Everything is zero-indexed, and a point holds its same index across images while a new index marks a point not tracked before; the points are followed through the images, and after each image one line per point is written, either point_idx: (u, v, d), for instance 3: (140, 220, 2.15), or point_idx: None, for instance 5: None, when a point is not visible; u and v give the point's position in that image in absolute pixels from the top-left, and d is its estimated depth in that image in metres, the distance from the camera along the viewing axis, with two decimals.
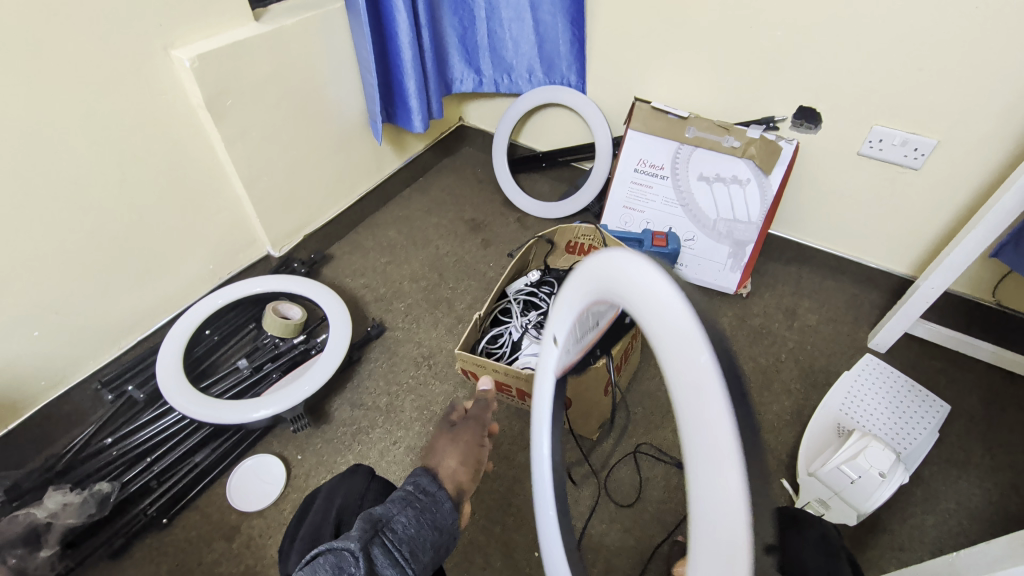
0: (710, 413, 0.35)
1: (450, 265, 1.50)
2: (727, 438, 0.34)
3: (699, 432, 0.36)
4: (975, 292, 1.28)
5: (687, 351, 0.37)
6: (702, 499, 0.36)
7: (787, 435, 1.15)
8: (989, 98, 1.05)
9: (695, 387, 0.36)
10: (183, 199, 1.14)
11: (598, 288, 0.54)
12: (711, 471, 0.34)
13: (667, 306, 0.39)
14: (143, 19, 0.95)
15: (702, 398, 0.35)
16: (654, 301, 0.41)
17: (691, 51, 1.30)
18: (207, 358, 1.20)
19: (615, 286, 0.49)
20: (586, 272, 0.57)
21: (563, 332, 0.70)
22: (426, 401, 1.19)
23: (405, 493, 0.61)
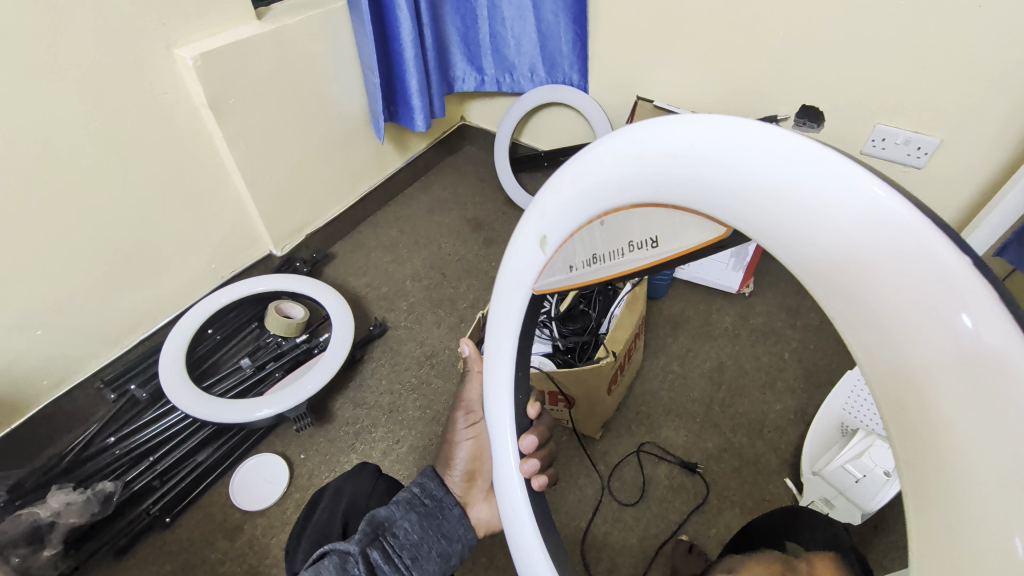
0: (928, 272, 0.26)
1: (453, 264, 1.49)
2: (966, 288, 0.25)
3: (905, 304, 0.27)
4: None
5: (857, 195, 0.28)
6: (936, 393, 0.26)
7: (790, 434, 1.14)
8: (992, 97, 1.05)
9: (886, 243, 0.27)
10: (186, 198, 1.14)
11: (610, 192, 0.41)
12: (956, 346, 0.25)
13: (797, 156, 0.30)
14: (147, 17, 0.95)
15: (911, 252, 0.27)
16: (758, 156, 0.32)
17: (694, 50, 1.30)
18: (209, 357, 1.20)
19: (655, 173, 0.38)
20: (603, 169, 0.41)
21: (558, 232, 0.47)
22: (428, 400, 1.19)
23: (406, 495, 0.61)
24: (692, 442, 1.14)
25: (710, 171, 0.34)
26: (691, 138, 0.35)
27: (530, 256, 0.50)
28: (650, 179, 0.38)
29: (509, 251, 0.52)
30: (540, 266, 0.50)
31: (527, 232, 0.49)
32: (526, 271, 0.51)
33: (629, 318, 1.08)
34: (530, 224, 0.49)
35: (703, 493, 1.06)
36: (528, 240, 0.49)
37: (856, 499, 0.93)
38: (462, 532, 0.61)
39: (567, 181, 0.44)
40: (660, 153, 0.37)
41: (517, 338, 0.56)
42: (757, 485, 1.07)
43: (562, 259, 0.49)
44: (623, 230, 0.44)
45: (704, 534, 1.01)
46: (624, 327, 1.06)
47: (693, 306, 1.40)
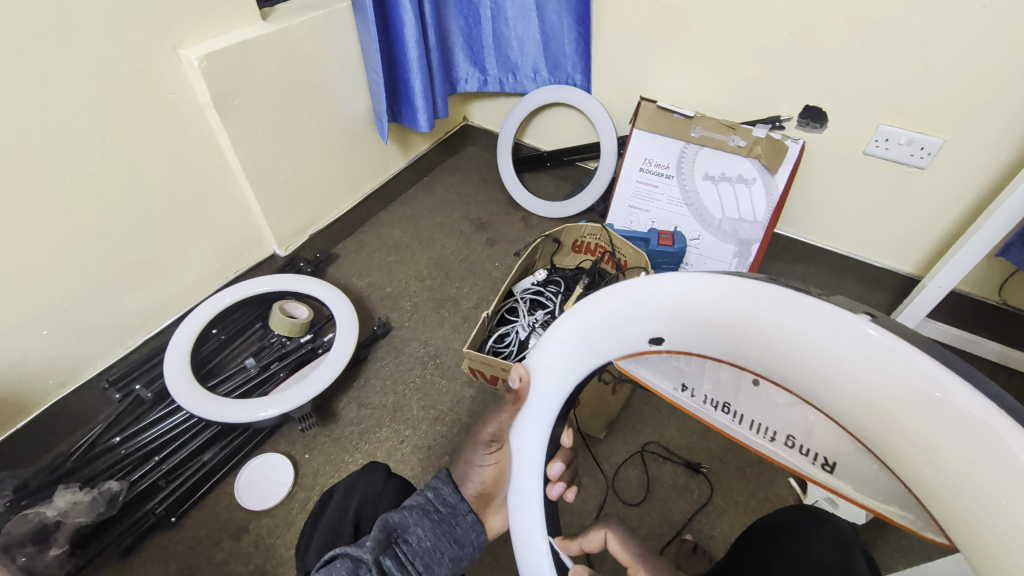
0: (916, 377, 0.36)
1: (456, 264, 1.50)
2: (946, 382, 0.35)
3: (895, 393, 0.37)
4: (981, 291, 1.28)
5: (839, 327, 0.40)
6: (945, 455, 0.34)
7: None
8: (996, 98, 1.05)
9: (870, 365, 0.38)
10: (190, 198, 1.14)
11: (677, 335, 0.50)
12: (949, 417, 0.34)
13: (800, 313, 0.42)
14: (153, 19, 0.95)
15: (885, 364, 0.37)
16: (777, 314, 0.43)
17: (697, 51, 1.30)
18: (214, 356, 1.20)
19: (723, 333, 0.46)
20: (657, 316, 0.49)
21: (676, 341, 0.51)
22: (433, 400, 1.19)
23: (419, 501, 0.60)
24: (695, 442, 1.14)
25: (729, 322, 0.46)
26: (731, 309, 0.45)
27: (575, 345, 0.51)
28: (720, 338, 0.47)
29: (553, 331, 0.52)
30: (632, 351, 0.53)
31: (565, 335, 0.52)
32: (563, 350, 0.52)
33: None
34: (575, 320, 0.51)
35: (707, 493, 1.07)
36: (604, 341, 0.51)
37: None
38: (475, 536, 0.60)
39: (618, 304, 0.50)
40: (717, 322, 0.46)
41: (557, 404, 0.54)
42: (761, 485, 1.08)
43: (672, 378, 0.58)
44: (767, 399, 0.51)
45: (708, 534, 1.01)
46: None
47: None
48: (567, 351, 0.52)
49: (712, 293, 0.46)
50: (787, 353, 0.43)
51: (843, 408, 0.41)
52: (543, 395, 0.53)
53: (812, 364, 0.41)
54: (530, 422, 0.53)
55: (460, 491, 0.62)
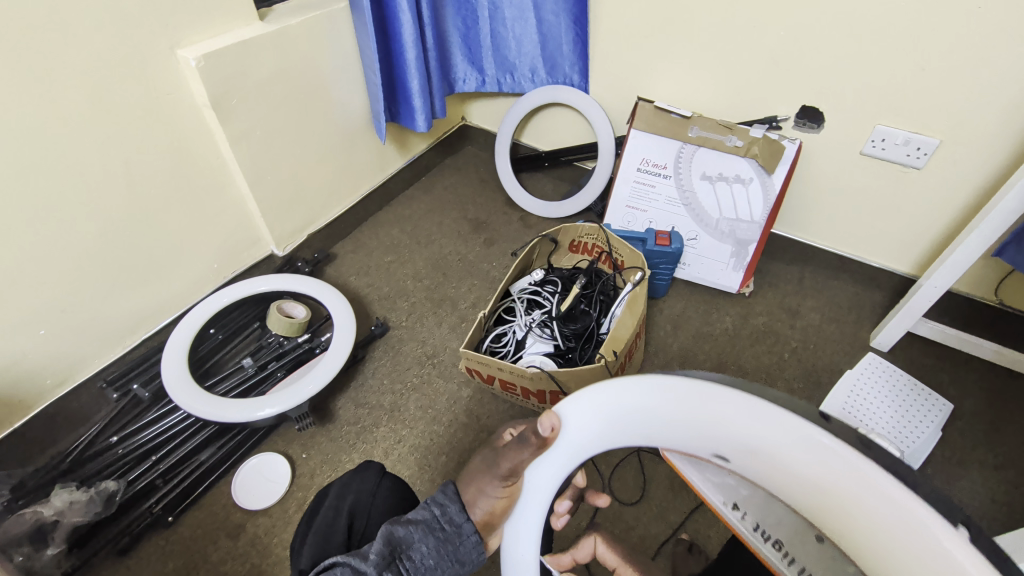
0: (876, 502, 0.38)
1: (454, 264, 1.50)
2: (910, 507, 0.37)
3: (884, 519, 0.38)
4: (977, 291, 1.29)
5: (811, 442, 0.41)
6: (920, 574, 0.36)
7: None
8: (991, 97, 1.05)
9: (837, 475, 0.40)
10: (188, 199, 1.15)
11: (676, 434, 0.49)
12: (923, 541, 0.36)
13: (754, 412, 0.44)
14: (150, 19, 0.95)
15: (857, 488, 0.39)
16: (765, 427, 0.44)
17: (694, 52, 1.31)
18: (211, 356, 1.20)
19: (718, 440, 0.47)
20: (667, 410, 0.48)
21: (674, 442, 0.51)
22: (430, 400, 1.20)
23: (426, 517, 0.59)
24: None
25: (734, 433, 0.45)
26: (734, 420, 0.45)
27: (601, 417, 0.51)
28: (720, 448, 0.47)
29: (586, 392, 0.51)
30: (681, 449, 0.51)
31: (594, 401, 0.51)
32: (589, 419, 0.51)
33: (631, 317, 1.09)
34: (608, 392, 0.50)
35: None
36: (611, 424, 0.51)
37: None
38: (475, 555, 0.58)
39: (628, 391, 0.49)
40: (725, 435, 0.46)
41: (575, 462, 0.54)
42: None
43: (723, 492, 0.53)
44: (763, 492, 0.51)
45: (704, 533, 1.02)
46: (625, 327, 1.07)
47: (694, 306, 1.41)
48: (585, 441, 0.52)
49: (722, 399, 0.46)
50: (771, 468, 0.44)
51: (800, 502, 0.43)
52: (573, 439, 0.52)
53: (805, 488, 0.42)
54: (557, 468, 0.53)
55: (467, 511, 0.59)
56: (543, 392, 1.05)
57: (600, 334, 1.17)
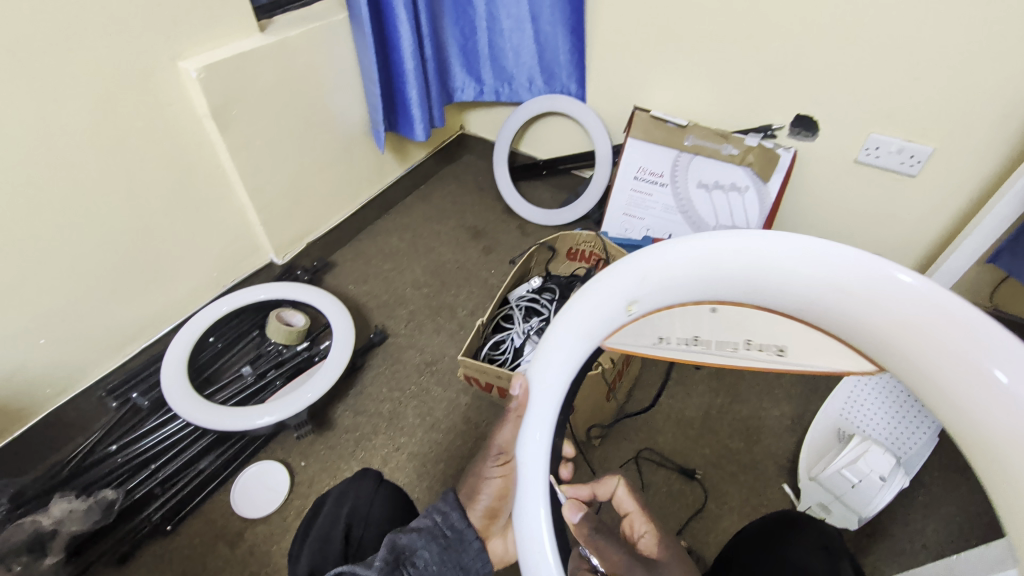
0: (919, 308, 0.44)
1: (452, 272, 1.51)
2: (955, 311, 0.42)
3: (909, 315, 0.44)
4: (973, 297, 1.29)
5: (830, 259, 0.48)
6: (953, 369, 0.42)
7: (789, 440, 1.15)
8: (983, 106, 1.07)
9: (910, 303, 0.44)
10: (188, 208, 1.16)
11: (673, 292, 0.54)
12: (975, 339, 0.41)
13: (823, 257, 0.48)
14: (152, 31, 0.97)
15: (894, 287, 0.45)
16: (781, 256, 0.50)
17: (689, 61, 1.32)
18: (210, 365, 1.21)
19: (722, 285, 0.53)
20: (674, 270, 0.53)
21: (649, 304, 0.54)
22: (428, 408, 1.20)
23: (428, 524, 0.57)
24: (690, 448, 1.14)
25: (737, 266, 0.52)
26: (738, 257, 0.52)
27: (614, 299, 0.53)
28: (722, 283, 0.53)
29: (561, 323, 0.54)
30: (614, 330, 0.55)
31: (570, 330, 0.54)
32: (602, 311, 0.54)
33: None
34: (599, 286, 0.54)
35: (701, 498, 1.07)
36: (603, 302, 0.53)
37: (853, 504, 0.95)
38: (481, 564, 0.57)
39: (574, 335, 0.54)
40: (717, 266, 0.52)
41: (555, 411, 0.55)
42: (755, 491, 1.08)
43: (655, 334, 0.58)
44: (737, 323, 0.56)
45: (702, 540, 1.02)
46: None
47: None
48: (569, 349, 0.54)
49: (730, 243, 0.52)
50: (771, 284, 0.51)
51: (856, 331, 0.49)
52: (540, 404, 0.54)
53: (820, 294, 0.49)
54: (536, 429, 0.54)
55: (467, 515, 0.59)
56: None
57: None
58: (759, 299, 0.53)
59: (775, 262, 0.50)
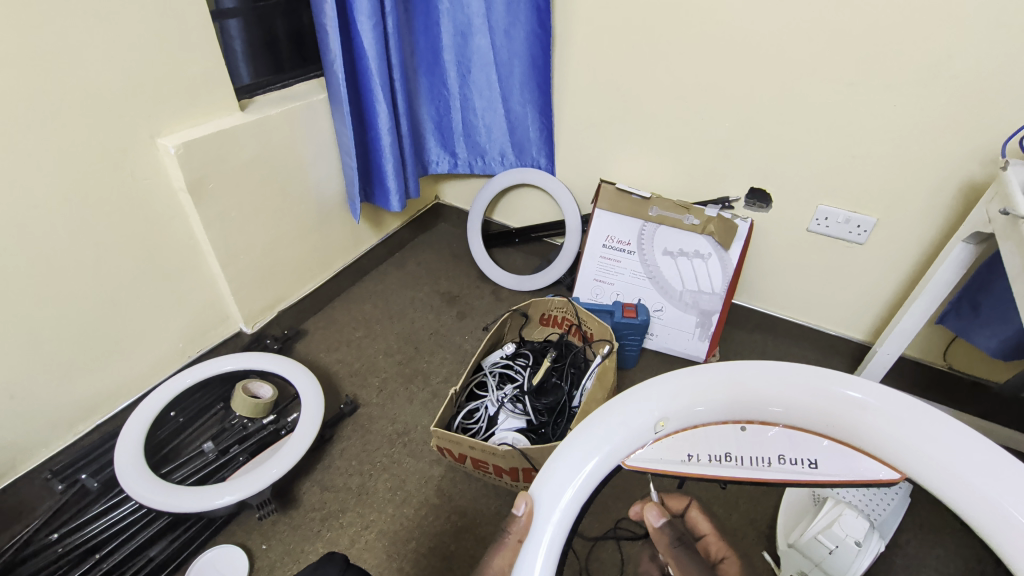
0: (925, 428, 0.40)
1: (426, 338, 1.50)
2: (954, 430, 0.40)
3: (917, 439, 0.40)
4: (928, 356, 1.35)
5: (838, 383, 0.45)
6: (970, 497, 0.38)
7: (765, 506, 1.14)
8: (916, 182, 1.16)
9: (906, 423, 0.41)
10: (157, 279, 1.15)
11: (691, 414, 0.48)
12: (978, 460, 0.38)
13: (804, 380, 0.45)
14: (132, 110, 1.00)
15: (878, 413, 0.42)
16: (780, 381, 0.46)
17: (650, 139, 1.42)
18: (169, 442, 1.15)
19: (745, 401, 0.47)
20: (692, 392, 0.48)
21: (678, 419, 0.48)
22: (399, 481, 1.16)
23: None
24: None
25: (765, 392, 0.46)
26: (755, 377, 0.47)
27: (633, 416, 0.47)
28: (732, 406, 0.47)
29: (569, 441, 0.48)
30: (637, 447, 0.48)
31: (579, 447, 0.47)
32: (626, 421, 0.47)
33: (601, 391, 1.10)
34: (629, 396, 0.49)
35: None
36: (624, 414, 0.48)
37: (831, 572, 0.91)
38: None
39: (580, 449, 0.47)
40: (739, 383, 0.47)
41: (560, 537, 0.46)
42: None
43: (675, 449, 0.48)
44: (769, 440, 0.48)
45: None
46: (595, 401, 1.08)
47: None
48: (575, 462, 0.47)
49: (727, 371, 0.48)
50: (789, 403, 0.46)
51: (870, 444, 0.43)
52: (545, 527, 0.45)
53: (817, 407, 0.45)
54: (536, 557, 0.45)
55: None
56: (515, 469, 1.03)
57: (571, 408, 1.17)
58: (780, 417, 0.47)
59: (782, 385, 0.46)
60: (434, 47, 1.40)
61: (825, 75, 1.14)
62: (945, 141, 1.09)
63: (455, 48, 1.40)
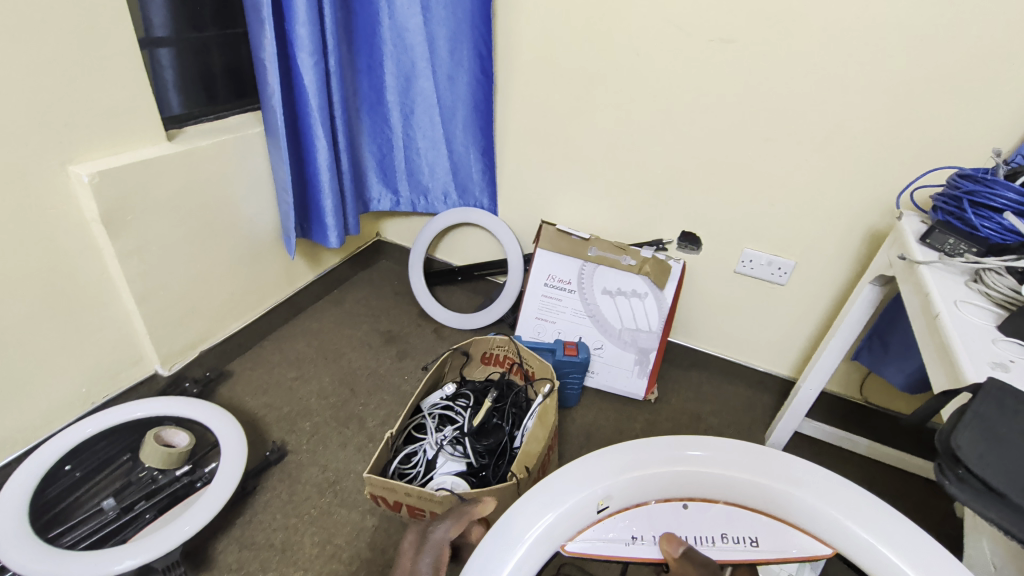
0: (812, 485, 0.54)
1: (363, 379, 1.45)
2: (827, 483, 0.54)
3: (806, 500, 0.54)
4: (846, 390, 1.44)
5: (743, 456, 0.57)
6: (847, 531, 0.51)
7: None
8: (827, 229, 1.27)
9: (800, 480, 0.55)
10: (61, 318, 1.05)
11: (633, 490, 0.56)
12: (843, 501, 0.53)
13: (716, 449, 0.57)
14: (41, 135, 0.93)
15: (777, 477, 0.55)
16: (713, 451, 0.57)
17: (588, 182, 1.47)
18: (61, 500, 1.02)
19: (682, 480, 0.57)
20: (633, 465, 0.56)
21: (623, 498, 0.56)
22: (329, 535, 1.08)
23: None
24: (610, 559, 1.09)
25: (694, 461, 0.57)
26: (685, 450, 0.58)
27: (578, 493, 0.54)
28: (666, 483, 0.57)
29: (509, 512, 0.53)
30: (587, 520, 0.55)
31: (540, 502, 0.53)
32: (570, 495, 0.53)
33: (541, 430, 1.08)
34: (577, 470, 0.55)
35: None
36: (574, 481, 0.54)
37: None
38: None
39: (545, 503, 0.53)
40: (676, 458, 0.57)
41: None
42: None
43: (626, 528, 0.57)
44: (700, 518, 0.58)
45: None
46: (537, 440, 1.06)
47: (604, 414, 1.45)
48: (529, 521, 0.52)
49: (674, 445, 0.58)
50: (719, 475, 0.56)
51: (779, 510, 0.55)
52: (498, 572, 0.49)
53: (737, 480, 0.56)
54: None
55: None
56: None
57: (512, 449, 1.15)
58: (697, 494, 0.58)
59: (705, 457, 0.57)
60: (377, 87, 1.42)
61: (744, 130, 1.23)
62: (850, 192, 1.20)
63: (399, 89, 1.42)
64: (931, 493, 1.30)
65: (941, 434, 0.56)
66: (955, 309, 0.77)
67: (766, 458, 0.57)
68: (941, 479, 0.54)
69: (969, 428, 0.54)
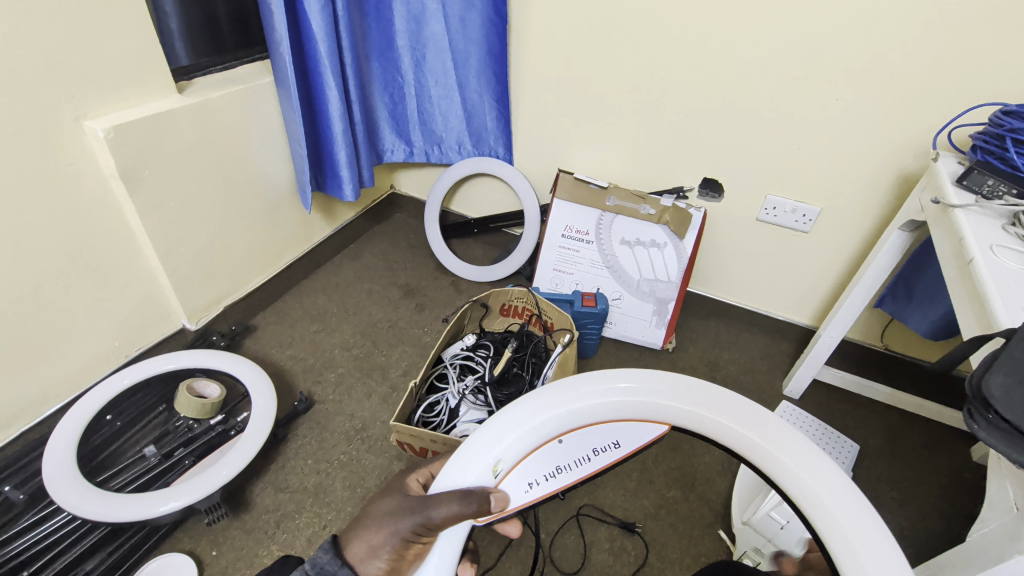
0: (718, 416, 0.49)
1: (384, 331, 1.47)
2: (723, 402, 0.49)
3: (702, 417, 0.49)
4: (868, 338, 1.42)
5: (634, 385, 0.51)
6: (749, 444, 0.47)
7: (716, 501, 1.11)
8: (856, 174, 1.22)
9: (694, 401, 0.50)
10: (88, 275, 1.07)
11: (568, 419, 0.51)
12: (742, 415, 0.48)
13: (600, 382, 0.52)
14: (51, 91, 0.91)
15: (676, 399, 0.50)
16: (600, 381, 0.52)
17: (607, 129, 1.43)
18: (105, 447, 1.08)
19: (570, 420, 0.51)
20: (575, 399, 0.51)
21: (515, 455, 0.50)
22: (358, 478, 1.12)
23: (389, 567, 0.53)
24: (630, 500, 1.10)
25: (583, 401, 0.51)
26: (578, 385, 0.52)
27: (485, 455, 0.49)
28: (590, 413, 0.51)
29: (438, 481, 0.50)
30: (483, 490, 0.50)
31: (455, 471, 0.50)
32: (468, 474, 0.49)
33: None
34: (508, 419, 0.50)
35: (643, 554, 1.02)
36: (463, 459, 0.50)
37: (783, 546, 0.87)
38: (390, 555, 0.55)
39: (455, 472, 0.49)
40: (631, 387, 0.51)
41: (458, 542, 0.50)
42: (694, 539, 1.04)
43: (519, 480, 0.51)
44: (581, 442, 0.53)
45: None
46: None
47: (622, 364, 1.46)
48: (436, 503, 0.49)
49: (671, 386, 0.51)
50: (677, 411, 0.50)
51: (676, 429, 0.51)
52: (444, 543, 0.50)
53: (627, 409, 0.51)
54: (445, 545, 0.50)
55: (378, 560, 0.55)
56: None
57: None
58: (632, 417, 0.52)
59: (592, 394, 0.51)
60: (386, 31, 1.36)
61: (772, 69, 1.17)
62: (883, 134, 1.15)
63: (409, 33, 1.37)
64: (949, 437, 1.31)
65: (971, 378, 0.56)
66: (991, 254, 0.75)
67: (653, 381, 0.51)
68: (970, 422, 0.54)
69: (1002, 372, 0.54)
